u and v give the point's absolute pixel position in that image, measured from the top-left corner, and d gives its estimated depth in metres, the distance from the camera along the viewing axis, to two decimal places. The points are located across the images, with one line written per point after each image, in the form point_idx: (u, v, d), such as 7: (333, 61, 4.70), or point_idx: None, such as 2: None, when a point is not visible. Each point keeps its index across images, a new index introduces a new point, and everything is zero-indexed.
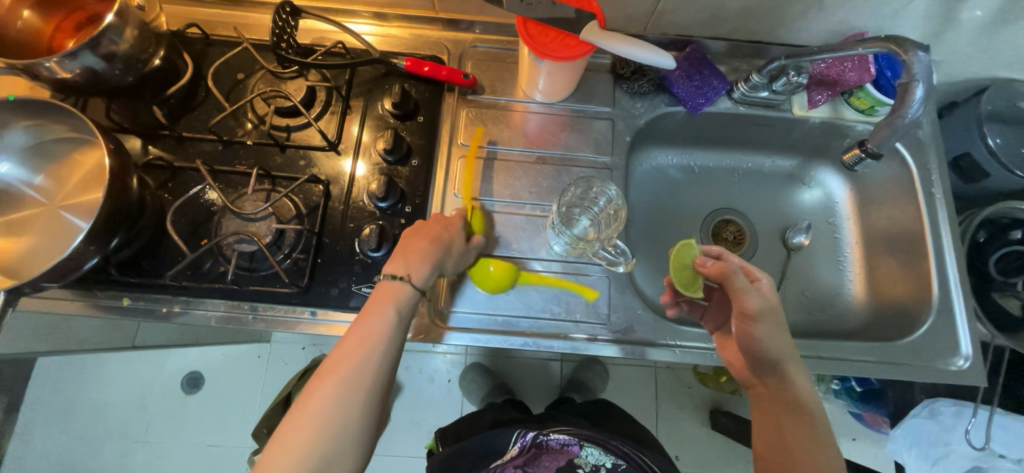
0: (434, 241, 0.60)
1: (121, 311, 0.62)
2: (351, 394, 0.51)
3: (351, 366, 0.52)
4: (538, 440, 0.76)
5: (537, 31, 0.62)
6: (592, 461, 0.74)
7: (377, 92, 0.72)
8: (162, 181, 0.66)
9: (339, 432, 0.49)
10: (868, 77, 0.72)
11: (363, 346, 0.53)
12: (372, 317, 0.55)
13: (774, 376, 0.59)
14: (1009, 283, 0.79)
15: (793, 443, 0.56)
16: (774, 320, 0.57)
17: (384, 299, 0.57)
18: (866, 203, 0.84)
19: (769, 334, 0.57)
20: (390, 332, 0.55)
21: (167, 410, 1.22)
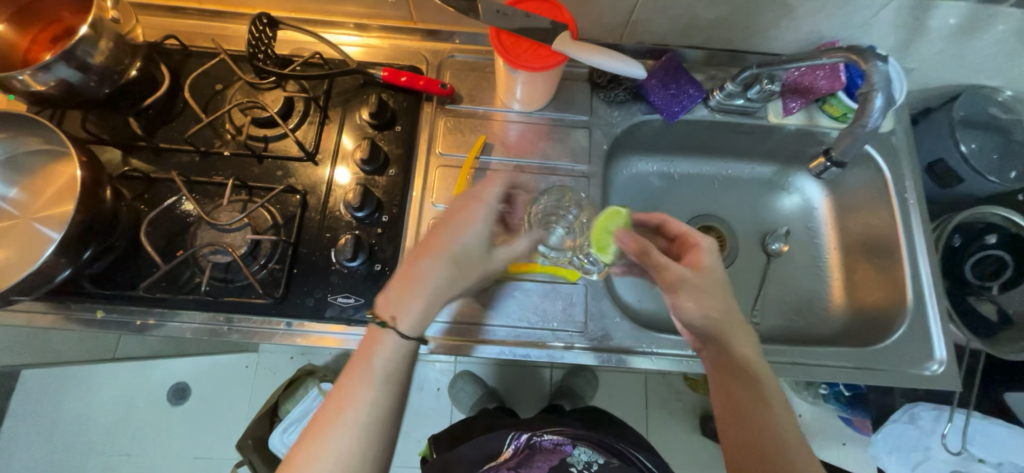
0: (436, 260, 0.55)
1: (94, 324, 0.62)
2: (339, 459, 0.50)
3: (337, 429, 0.51)
4: (531, 441, 0.77)
5: (511, 42, 0.63)
6: (585, 458, 0.75)
7: (355, 102, 0.73)
8: (138, 192, 0.66)
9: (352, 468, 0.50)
10: (839, 85, 0.73)
11: (349, 405, 0.52)
12: (360, 372, 0.53)
13: (722, 347, 0.58)
14: (985, 287, 0.81)
15: (742, 407, 0.55)
16: (698, 288, 0.58)
17: (372, 344, 0.54)
18: (844, 209, 0.85)
19: (699, 303, 0.58)
20: (378, 388, 0.53)
21: (152, 423, 1.21)
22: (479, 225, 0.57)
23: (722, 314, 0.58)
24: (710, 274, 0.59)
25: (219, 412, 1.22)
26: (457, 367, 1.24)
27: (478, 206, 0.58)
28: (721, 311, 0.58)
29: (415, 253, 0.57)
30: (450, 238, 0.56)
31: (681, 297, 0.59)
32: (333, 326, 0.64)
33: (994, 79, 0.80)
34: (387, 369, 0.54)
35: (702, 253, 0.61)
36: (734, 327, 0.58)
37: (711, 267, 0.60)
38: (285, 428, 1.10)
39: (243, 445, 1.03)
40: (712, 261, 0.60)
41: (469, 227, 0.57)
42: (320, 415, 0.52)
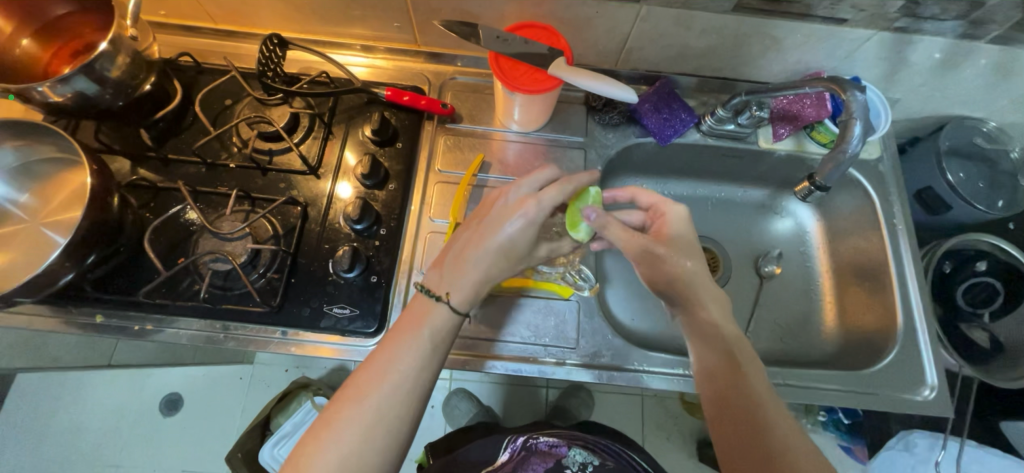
0: (483, 250, 0.57)
1: (93, 327, 0.64)
2: (379, 415, 0.51)
3: (381, 386, 0.52)
4: (527, 444, 0.77)
5: (509, 65, 0.65)
6: (580, 459, 0.76)
7: (358, 119, 0.75)
8: (145, 200, 0.68)
9: (382, 415, 0.51)
10: (825, 113, 0.76)
11: (396, 364, 0.53)
12: (411, 335, 0.55)
13: (702, 322, 0.61)
14: (976, 314, 0.82)
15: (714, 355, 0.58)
16: (659, 253, 0.61)
17: (426, 310, 0.57)
18: (835, 233, 0.87)
19: (664, 271, 0.62)
20: (424, 353, 0.55)
21: (142, 433, 1.20)
22: (529, 224, 0.57)
23: (688, 278, 0.62)
24: (673, 239, 0.63)
25: (211, 424, 1.21)
26: (452, 384, 1.23)
27: (528, 209, 0.57)
28: (684, 275, 0.62)
29: (466, 236, 0.59)
30: (500, 232, 0.57)
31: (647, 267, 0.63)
32: (328, 336, 0.65)
33: (978, 110, 0.83)
34: (436, 336, 0.56)
35: (669, 221, 0.64)
36: (709, 305, 0.62)
37: (674, 234, 0.64)
38: (276, 442, 1.12)
39: (233, 458, 1.03)
40: (680, 224, 0.64)
41: (518, 226, 0.57)
42: (364, 371, 0.53)
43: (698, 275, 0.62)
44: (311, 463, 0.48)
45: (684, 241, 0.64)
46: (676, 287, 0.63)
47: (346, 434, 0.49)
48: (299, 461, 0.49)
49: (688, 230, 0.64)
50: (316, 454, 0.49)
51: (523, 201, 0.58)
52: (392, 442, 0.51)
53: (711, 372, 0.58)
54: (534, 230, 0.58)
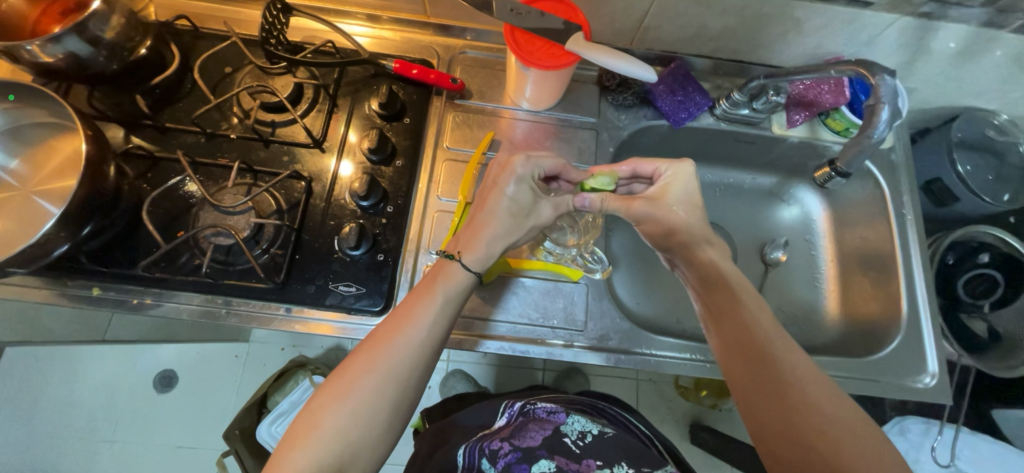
0: (494, 218, 0.58)
1: (89, 301, 0.62)
2: (393, 374, 0.51)
3: (395, 345, 0.51)
4: (525, 409, 0.75)
5: (524, 39, 0.64)
6: (579, 427, 0.68)
7: (364, 92, 0.73)
8: (141, 170, 0.65)
9: (392, 373, 0.50)
10: (843, 100, 0.74)
11: (411, 322, 0.53)
12: (426, 297, 0.55)
13: (705, 270, 0.62)
14: (976, 305, 0.83)
15: (733, 299, 0.58)
16: (659, 221, 0.62)
17: (442, 273, 0.57)
18: (842, 221, 0.86)
19: (663, 223, 0.63)
20: (439, 314, 0.54)
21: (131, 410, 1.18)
22: (523, 180, 0.59)
23: (689, 225, 0.62)
24: (676, 198, 0.63)
25: (207, 400, 1.20)
26: (450, 366, 1.23)
27: (515, 167, 0.59)
28: (693, 227, 0.62)
29: (473, 215, 0.60)
30: (501, 195, 0.59)
31: (652, 225, 0.63)
32: (332, 314, 0.64)
33: (991, 102, 0.82)
34: (452, 297, 0.56)
35: (669, 183, 0.63)
36: (710, 261, 0.62)
37: (675, 199, 0.62)
38: (273, 420, 1.11)
39: (230, 435, 1.02)
40: (676, 181, 0.63)
41: (514, 184, 0.59)
42: (379, 330, 0.53)
43: (697, 226, 0.62)
44: (325, 415, 0.48)
45: (684, 200, 0.63)
46: (680, 239, 0.63)
47: (359, 389, 0.49)
48: (311, 412, 0.49)
49: (691, 190, 0.63)
50: (330, 406, 0.49)
51: (511, 160, 0.60)
52: (402, 399, 0.51)
53: (739, 363, 0.54)
54: (528, 183, 0.60)
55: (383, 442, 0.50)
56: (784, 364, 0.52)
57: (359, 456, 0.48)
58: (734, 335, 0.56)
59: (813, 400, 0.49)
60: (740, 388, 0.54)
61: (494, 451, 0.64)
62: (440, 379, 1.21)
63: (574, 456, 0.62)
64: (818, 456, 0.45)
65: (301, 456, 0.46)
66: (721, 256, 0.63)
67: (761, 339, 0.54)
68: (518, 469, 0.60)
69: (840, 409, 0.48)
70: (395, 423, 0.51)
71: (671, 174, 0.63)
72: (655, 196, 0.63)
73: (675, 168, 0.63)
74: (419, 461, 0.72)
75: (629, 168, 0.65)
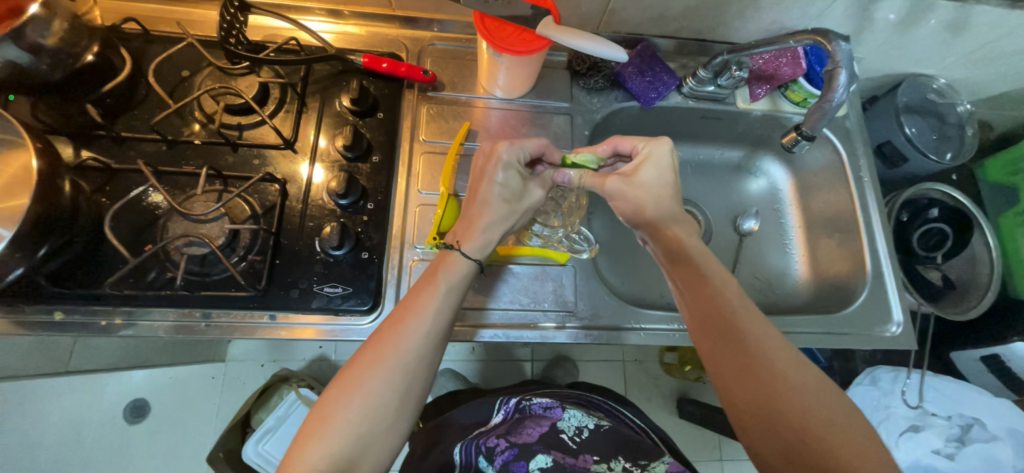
0: (487, 207, 0.58)
1: (52, 326, 0.58)
2: (402, 365, 0.50)
3: (404, 336, 0.51)
4: (521, 405, 0.72)
5: (495, 26, 0.64)
6: (576, 422, 0.67)
7: (334, 89, 0.71)
8: (98, 184, 0.61)
9: (399, 365, 0.50)
10: (801, 71, 0.78)
11: (416, 313, 0.52)
12: (430, 287, 0.54)
13: (670, 248, 0.61)
14: (930, 257, 0.90)
15: (703, 276, 0.58)
16: (626, 198, 0.62)
17: (444, 264, 0.56)
18: (806, 189, 0.91)
19: (630, 202, 0.62)
20: (444, 303, 0.54)
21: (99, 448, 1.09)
22: (510, 166, 0.60)
23: (660, 202, 0.61)
24: (645, 182, 0.61)
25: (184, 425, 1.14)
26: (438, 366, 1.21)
27: (501, 153, 0.59)
28: (662, 202, 0.61)
29: (469, 205, 0.60)
30: (490, 184, 0.59)
31: (619, 203, 0.63)
32: (318, 317, 0.62)
33: (930, 68, 0.89)
34: (456, 285, 0.56)
35: (642, 166, 0.62)
36: (677, 238, 0.61)
37: (648, 178, 0.62)
38: (260, 438, 1.06)
39: (215, 458, 0.98)
40: (647, 165, 0.62)
41: (503, 171, 0.59)
42: (386, 323, 0.52)
43: (667, 205, 0.61)
44: (335, 410, 0.48)
45: (654, 183, 0.62)
46: (649, 216, 0.61)
47: (368, 382, 0.49)
48: (323, 407, 0.48)
49: (662, 171, 0.62)
50: (340, 400, 0.48)
51: (495, 147, 0.60)
52: (412, 389, 0.50)
53: (711, 338, 0.55)
54: (516, 168, 0.60)
55: (394, 434, 0.49)
56: (754, 337, 0.53)
57: (372, 448, 0.48)
58: (704, 311, 0.56)
59: (779, 372, 0.50)
60: (713, 361, 0.54)
61: (490, 449, 0.64)
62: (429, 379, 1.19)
63: (570, 452, 0.63)
64: (788, 426, 0.48)
65: (315, 452, 0.46)
66: (687, 232, 0.61)
67: (729, 313, 0.55)
68: (517, 467, 0.61)
69: (805, 380, 0.50)
70: (405, 414, 0.50)
71: (646, 152, 0.63)
72: (628, 175, 0.62)
73: (652, 146, 0.63)
74: (413, 462, 0.71)
75: (609, 147, 0.66)
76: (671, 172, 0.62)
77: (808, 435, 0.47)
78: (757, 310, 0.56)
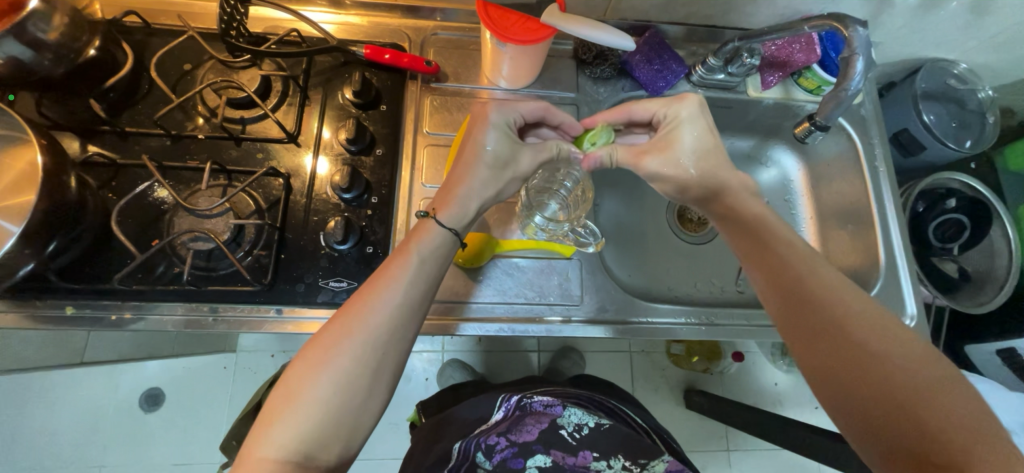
0: (469, 169, 0.59)
1: (64, 321, 0.58)
2: (370, 339, 0.50)
3: (372, 309, 0.51)
4: (521, 403, 0.70)
5: (498, 15, 0.62)
6: (576, 419, 0.68)
7: (336, 81, 0.70)
8: (104, 179, 0.62)
9: (370, 338, 0.50)
10: (814, 58, 0.76)
11: (387, 286, 0.52)
12: (400, 259, 0.54)
13: (744, 219, 0.61)
14: (946, 248, 0.89)
15: (774, 246, 0.58)
16: (670, 174, 0.62)
17: (418, 236, 0.56)
18: (818, 179, 0.89)
19: (681, 179, 0.62)
20: (415, 276, 0.54)
21: (113, 438, 1.10)
22: (497, 127, 0.60)
23: (713, 173, 0.61)
24: (687, 150, 0.61)
25: (197, 417, 1.14)
26: (445, 357, 1.21)
27: (488, 115, 0.60)
28: (705, 173, 0.61)
29: (452, 171, 0.60)
30: (476, 145, 0.59)
31: (662, 183, 0.63)
32: (323, 311, 0.62)
33: (950, 52, 0.86)
34: (427, 257, 0.55)
35: (681, 134, 0.61)
36: (736, 202, 0.62)
37: (687, 146, 0.61)
38: None
39: (228, 447, 0.98)
40: (705, 119, 0.62)
41: (490, 133, 0.60)
42: (354, 299, 0.52)
43: (728, 167, 0.62)
44: (303, 387, 0.48)
45: (694, 150, 0.61)
46: (697, 194, 0.63)
47: (337, 357, 0.49)
48: (290, 385, 0.48)
49: (699, 136, 0.61)
50: (308, 375, 0.48)
51: (483, 110, 0.61)
52: (384, 365, 0.50)
53: (789, 313, 0.54)
54: (503, 131, 0.60)
55: (367, 412, 0.49)
56: (832, 303, 0.52)
57: (343, 424, 0.48)
58: (778, 280, 0.56)
59: (858, 338, 0.49)
60: (791, 331, 0.54)
61: (491, 446, 0.66)
62: (435, 371, 1.19)
63: (570, 449, 0.66)
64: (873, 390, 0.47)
65: (281, 431, 0.46)
66: (738, 199, 0.62)
67: (801, 284, 0.54)
68: (516, 464, 0.65)
69: (889, 344, 0.48)
70: (377, 393, 0.50)
71: (673, 117, 0.62)
72: (665, 140, 0.62)
73: (675, 109, 0.62)
74: (417, 455, 0.71)
75: (624, 113, 0.65)
76: (710, 132, 0.62)
77: (900, 411, 0.45)
78: (837, 276, 0.55)
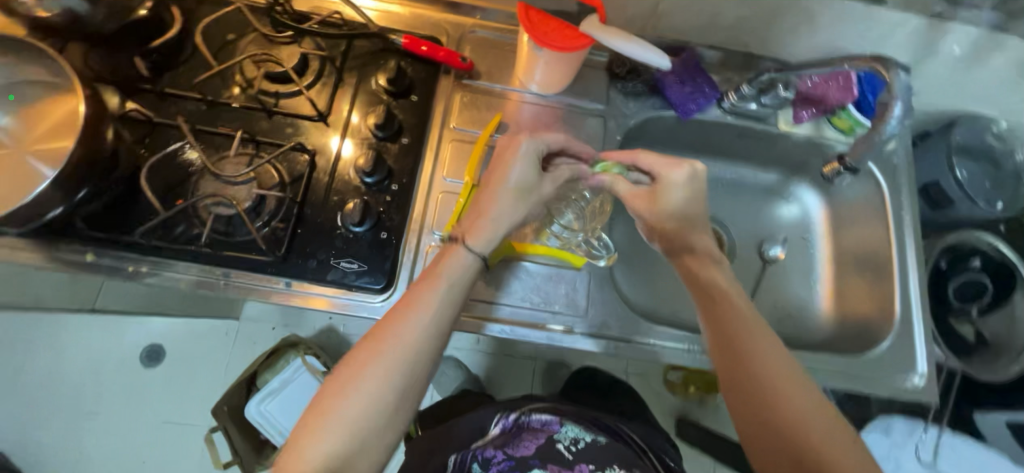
0: (498, 198, 0.59)
1: (81, 266, 0.60)
2: (400, 358, 0.51)
3: (403, 333, 0.51)
4: (519, 420, 0.71)
5: (539, 19, 0.63)
6: (572, 434, 0.67)
7: (371, 66, 0.71)
8: (139, 135, 0.64)
9: (399, 358, 0.50)
10: (850, 98, 0.76)
11: (418, 307, 0.53)
12: (430, 282, 0.55)
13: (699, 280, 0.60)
14: (966, 309, 0.88)
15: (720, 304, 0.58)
16: (646, 224, 0.64)
17: (448, 256, 0.57)
18: (840, 222, 0.87)
19: (663, 235, 0.63)
20: (444, 297, 0.54)
21: (108, 390, 1.11)
22: (526, 158, 0.60)
23: (685, 236, 0.62)
24: (668, 209, 0.62)
25: (193, 380, 1.13)
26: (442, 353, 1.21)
27: (520, 144, 0.61)
28: (676, 231, 0.62)
29: (478, 199, 0.60)
30: (506, 176, 0.59)
31: (637, 225, 0.66)
32: (332, 290, 0.63)
33: (991, 109, 0.84)
34: (458, 278, 0.56)
35: (667, 193, 0.62)
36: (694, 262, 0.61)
37: (669, 205, 0.62)
38: (262, 398, 1.06)
39: (218, 412, 1.00)
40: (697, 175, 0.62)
41: (519, 164, 0.60)
42: (386, 319, 0.53)
43: (700, 221, 0.63)
44: (334, 403, 0.49)
45: (677, 211, 0.62)
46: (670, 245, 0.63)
47: (368, 375, 0.50)
48: (323, 399, 0.50)
49: (683, 200, 0.62)
50: (341, 390, 0.49)
51: (512, 140, 0.61)
52: (412, 382, 0.51)
53: (730, 377, 0.55)
54: (532, 161, 0.60)
55: (392, 429, 0.50)
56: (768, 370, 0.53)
57: (370, 439, 0.49)
58: (722, 342, 0.56)
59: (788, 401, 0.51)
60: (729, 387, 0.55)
61: (487, 459, 0.64)
62: None
63: (567, 463, 0.61)
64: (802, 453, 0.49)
65: (312, 443, 0.47)
66: (700, 265, 0.61)
67: (742, 347, 0.54)
68: None
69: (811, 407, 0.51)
70: (403, 410, 0.51)
71: (663, 180, 0.62)
72: (654, 193, 0.63)
73: (667, 173, 0.62)
74: (415, 463, 0.73)
75: (631, 160, 0.65)
76: (697, 199, 0.62)
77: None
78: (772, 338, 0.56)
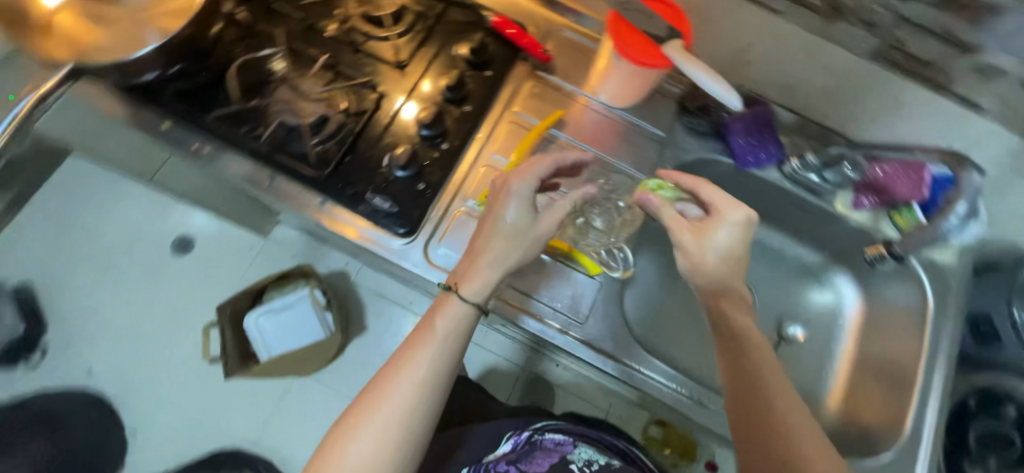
0: (492, 241, 0.60)
1: (158, 133, 0.66)
2: (397, 412, 0.52)
3: (397, 386, 0.53)
4: (532, 438, 0.66)
5: (625, 31, 0.66)
6: (586, 456, 0.62)
7: (458, 34, 0.75)
8: (239, 36, 0.70)
9: (396, 410, 0.52)
10: (917, 196, 0.72)
11: (412, 361, 0.55)
12: (425, 337, 0.57)
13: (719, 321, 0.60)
14: (982, 456, 0.81)
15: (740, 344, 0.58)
16: (686, 255, 0.61)
17: (442, 307, 0.59)
18: (872, 324, 0.83)
19: (704, 269, 0.61)
20: (437, 351, 0.56)
21: (135, 262, 1.19)
22: (519, 200, 0.60)
23: (724, 277, 0.60)
24: (716, 244, 0.60)
25: (204, 278, 1.18)
26: None
27: (510, 186, 0.60)
28: (714, 271, 0.60)
29: (474, 240, 0.61)
30: (501, 218, 0.60)
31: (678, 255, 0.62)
32: (359, 221, 0.66)
33: None
34: (452, 331, 0.57)
35: (718, 227, 0.60)
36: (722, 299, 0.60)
37: (718, 240, 0.60)
38: (262, 312, 1.10)
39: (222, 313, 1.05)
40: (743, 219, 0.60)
41: (510, 207, 0.60)
42: (382, 374, 0.55)
43: (739, 268, 0.61)
44: (335, 457, 0.50)
45: (721, 249, 0.60)
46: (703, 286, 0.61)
47: (366, 428, 0.51)
48: (327, 452, 0.51)
49: (733, 239, 0.60)
50: (343, 444, 0.51)
51: (505, 181, 0.61)
52: (410, 434, 0.52)
53: (742, 419, 0.55)
54: (526, 203, 0.60)
55: None
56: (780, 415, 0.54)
57: None
58: (736, 384, 0.57)
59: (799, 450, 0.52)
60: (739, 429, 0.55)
61: None
62: None
63: None
64: None
65: None
66: (734, 307, 0.60)
67: (755, 390, 0.55)
68: None
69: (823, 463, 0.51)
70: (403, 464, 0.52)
71: (719, 214, 0.61)
72: (705, 224, 0.61)
73: (726, 209, 0.61)
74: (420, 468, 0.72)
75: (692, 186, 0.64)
76: (742, 242, 0.61)
77: None
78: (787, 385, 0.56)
